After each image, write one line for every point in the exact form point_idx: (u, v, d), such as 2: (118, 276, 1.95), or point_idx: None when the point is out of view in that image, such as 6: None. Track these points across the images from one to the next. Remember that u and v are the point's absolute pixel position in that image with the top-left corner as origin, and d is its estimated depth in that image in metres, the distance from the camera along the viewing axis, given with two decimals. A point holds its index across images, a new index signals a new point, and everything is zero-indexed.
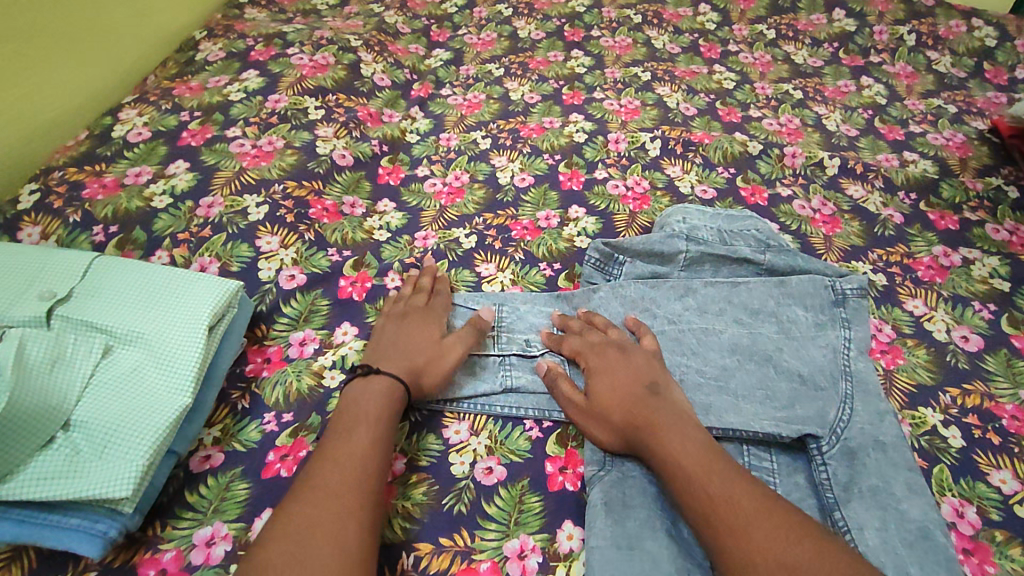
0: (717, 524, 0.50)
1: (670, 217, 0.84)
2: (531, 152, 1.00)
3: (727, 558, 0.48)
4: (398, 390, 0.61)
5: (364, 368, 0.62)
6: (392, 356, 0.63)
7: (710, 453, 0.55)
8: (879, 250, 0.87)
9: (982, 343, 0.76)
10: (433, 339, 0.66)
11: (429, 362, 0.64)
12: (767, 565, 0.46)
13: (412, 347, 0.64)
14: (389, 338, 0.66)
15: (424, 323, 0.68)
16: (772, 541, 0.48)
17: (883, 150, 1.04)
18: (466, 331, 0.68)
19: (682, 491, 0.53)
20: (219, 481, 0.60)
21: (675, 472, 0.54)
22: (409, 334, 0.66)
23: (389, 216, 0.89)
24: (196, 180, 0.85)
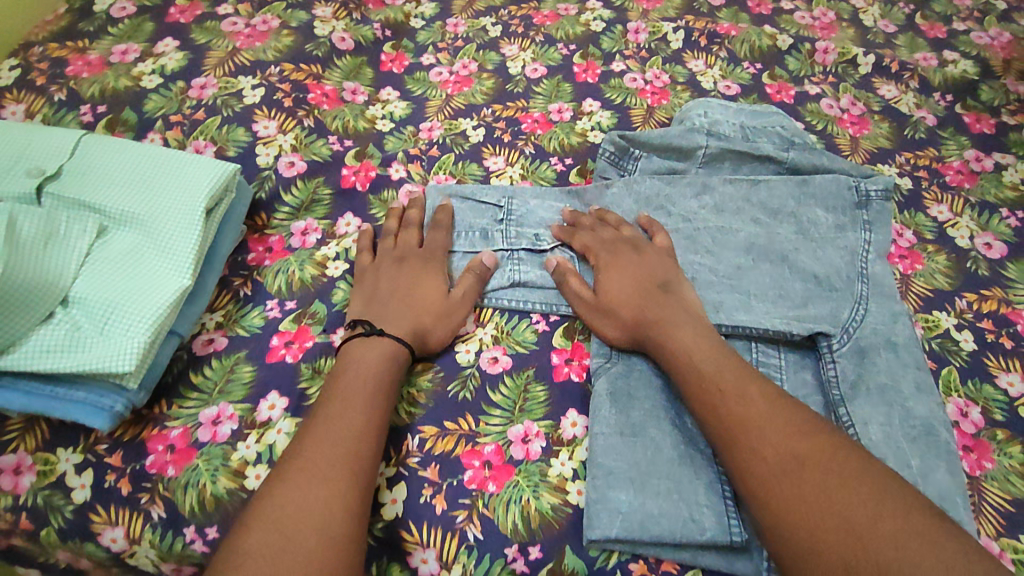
0: (726, 419, 0.49)
1: (690, 111, 0.80)
2: (544, 41, 0.94)
3: (736, 450, 0.48)
4: (401, 351, 0.57)
5: (365, 329, 0.58)
6: (393, 313, 0.59)
7: (721, 350, 0.54)
8: (907, 153, 0.83)
9: (1006, 251, 0.73)
10: (438, 290, 0.62)
11: (435, 322, 0.60)
12: (777, 456, 0.46)
13: (415, 302, 0.60)
14: (389, 291, 0.61)
15: (425, 272, 0.63)
16: (783, 435, 0.47)
17: (922, 49, 0.96)
18: (474, 283, 0.63)
19: (691, 383, 0.53)
20: (223, 364, 0.59)
21: (685, 365, 0.54)
22: (411, 288, 0.62)
23: (392, 105, 0.84)
24: (187, 59, 0.80)
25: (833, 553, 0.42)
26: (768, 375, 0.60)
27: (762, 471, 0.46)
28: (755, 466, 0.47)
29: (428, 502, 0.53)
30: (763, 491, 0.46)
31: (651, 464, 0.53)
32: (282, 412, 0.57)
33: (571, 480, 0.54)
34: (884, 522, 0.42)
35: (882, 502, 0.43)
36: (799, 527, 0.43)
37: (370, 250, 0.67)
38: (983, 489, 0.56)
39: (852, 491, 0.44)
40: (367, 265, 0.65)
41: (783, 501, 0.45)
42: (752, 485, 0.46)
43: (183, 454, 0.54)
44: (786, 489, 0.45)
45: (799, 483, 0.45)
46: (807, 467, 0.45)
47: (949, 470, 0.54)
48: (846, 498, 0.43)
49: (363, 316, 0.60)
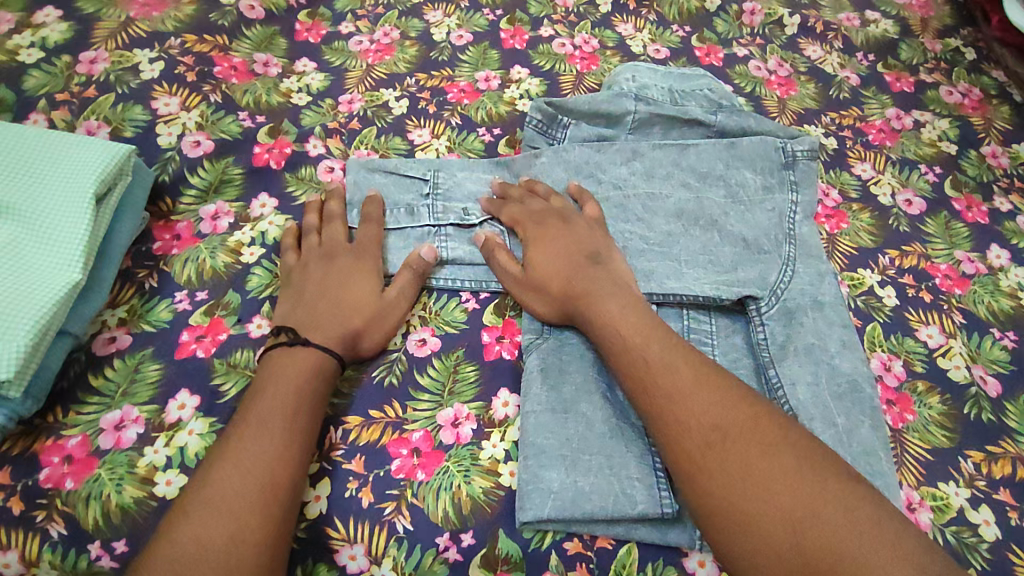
0: (653, 394, 0.49)
1: (619, 75, 0.78)
2: (469, 6, 0.90)
3: (662, 423, 0.47)
4: (329, 362, 0.53)
5: (289, 338, 0.54)
6: (321, 318, 0.55)
7: (650, 322, 0.53)
8: (832, 113, 0.83)
9: (925, 207, 0.75)
10: (370, 291, 0.58)
11: (368, 325, 0.56)
12: (702, 429, 0.46)
13: (346, 304, 0.56)
14: (316, 293, 0.57)
15: (358, 272, 0.59)
16: (708, 407, 0.47)
17: (846, 9, 0.97)
18: (410, 280, 0.60)
19: (619, 355, 0.52)
20: (126, 364, 0.55)
21: (614, 338, 0.53)
22: (340, 288, 0.58)
23: (309, 77, 0.79)
24: (73, 31, 0.73)
25: (754, 526, 0.42)
26: (699, 341, 0.60)
27: (687, 443, 0.46)
28: (680, 438, 0.46)
29: (355, 496, 0.50)
30: (689, 464, 0.45)
31: (582, 440, 0.52)
32: (194, 411, 0.53)
33: (503, 461, 0.53)
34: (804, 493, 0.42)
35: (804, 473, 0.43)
36: (723, 500, 0.43)
37: (295, 248, 0.62)
38: (905, 441, 0.58)
39: (774, 462, 0.44)
40: (293, 265, 0.60)
41: (708, 476, 0.44)
42: (677, 457, 0.46)
43: (83, 464, 0.50)
44: (710, 463, 0.45)
45: (723, 454, 0.45)
46: (731, 439, 0.45)
47: (873, 425, 0.55)
48: (768, 469, 0.43)
49: (288, 322, 0.56)
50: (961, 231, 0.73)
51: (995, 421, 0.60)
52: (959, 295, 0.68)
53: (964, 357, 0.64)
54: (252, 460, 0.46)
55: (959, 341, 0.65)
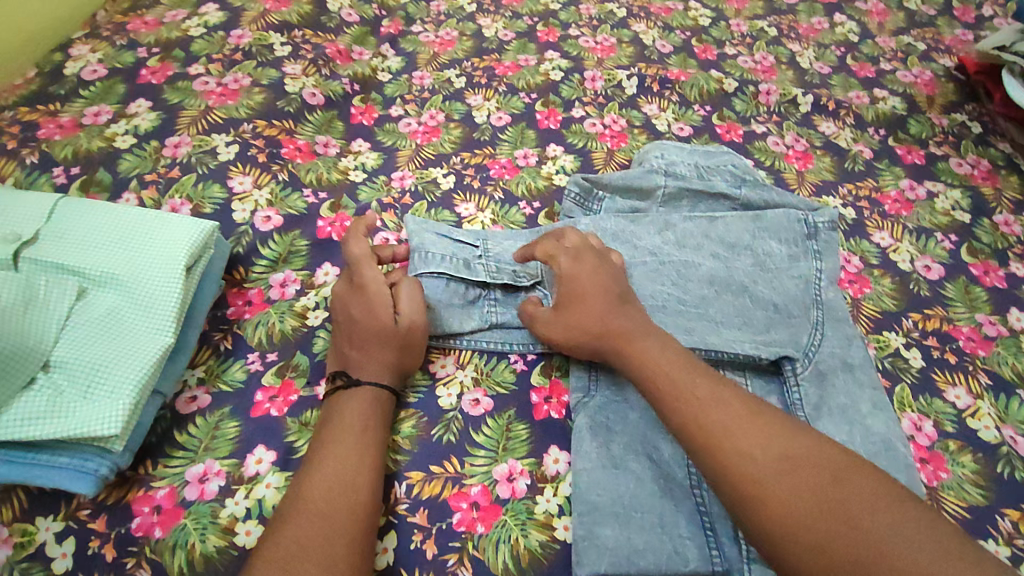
0: (709, 431, 0.51)
1: (649, 153, 0.85)
2: (507, 90, 0.99)
3: (719, 454, 0.49)
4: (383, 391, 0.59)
5: (344, 381, 0.59)
6: (361, 357, 0.60)
7: (691, 366, 0.56)
8: (848, 185, 0.89)
9: (944, 272, 0.79)
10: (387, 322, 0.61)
11: (399, 353, 0.61)
12: (763, 461, 0.48)
13: (375, 339, 0.60)
14: (348, 333, 0.61)
15: (372, 304, 0.61)
16: (763, 439, 0.49)
17: (855, 88, 1.05)
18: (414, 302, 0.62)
19: (666, 392, 0.54)
20: (208, 420, 0.60)
21: (658, 376, 0.55)
22: (363, 324, 0.61)
23: (364, 156, 0.87)
24: (161, 119, 0.81)
25: (828, 552, 0.43)
26: None
27: (748, 470, 0.48)
28: (740, 465, 0.48)
29: (419, 548, 0.54)
30: (753, 490, 0.47)
31: (634, 497, 0.55)
32: (270, 466, 0.57)
33: (557, 516, 0.56)
34: (868, 515, 0.44)
35: (867, 497, 0.46)
36: (794, 527, 0.45)
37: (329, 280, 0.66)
38: (941, 499, 0.60)
39: (836, 487, 0.46)
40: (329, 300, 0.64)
41: (773, 504, 0.46)
42: (740, 485, 0.48)
43: (171, 514, 0.54)
44: (777, 492, 0.46)
45: (785, 478, 0.47)
46: (791, 468, 0.47)
47: (908, 482, 0.58)
48: (832, 490, 0.46)
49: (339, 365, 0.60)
50: (980, 295, 0.77)
51: None
52: (983, 357, 0.71)
53: (993, 417, 0.66)
54: (338, 484, 0.51)
55: (987, 402, 0.67)
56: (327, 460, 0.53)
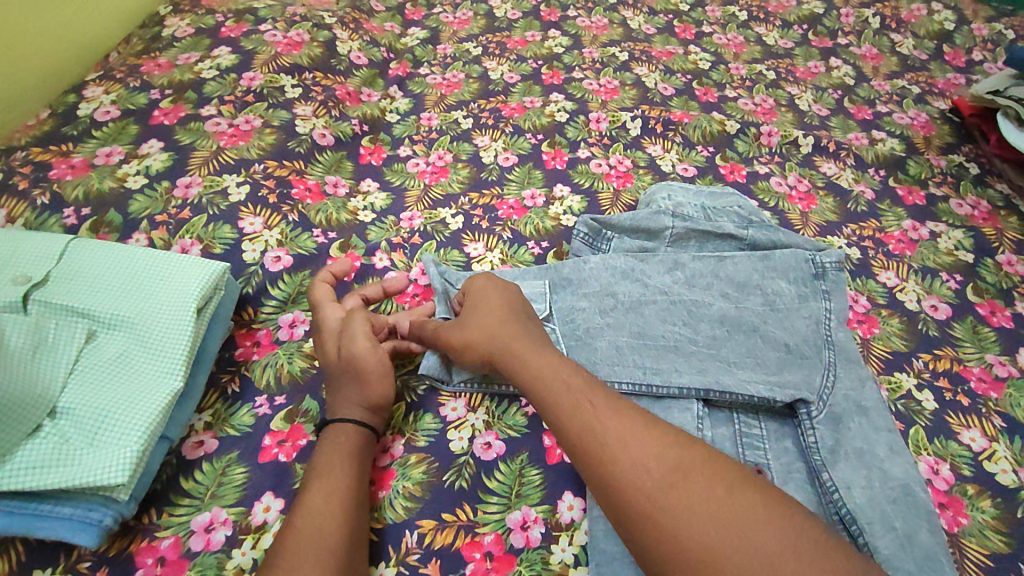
0: (598, 446, 0.49)
1: (655, 194, 0.86)
2: (514, 131, 1.01)
3: (611, 469, 0.47)
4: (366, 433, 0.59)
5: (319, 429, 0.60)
6: (329, 402, 0.61)
7: (579, 378, 0.55)
8: (852, 225, 0.90)
9: (951, 312, 0.79)
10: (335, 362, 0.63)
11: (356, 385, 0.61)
12: (639, 474, 0.46)
13: (332, 380, 0.62)
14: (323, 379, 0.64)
15: (325, 351, 0.65)
16: (644, 449, 0.48)
17: (854, 129, 1.07)
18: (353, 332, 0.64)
19: (559, 408, 0.53)
20: (214, 467, 0.58)
21: (552, 393, 0.55)
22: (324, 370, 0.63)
23: (373, 196, 0.88)
24: (172, 159, 0.82)
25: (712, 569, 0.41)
26: (753, 445, 0.63)
27: (641, 483, 0.46)
28: (635, 480, 0.46)
29: None
30: (648, 506, 0.45)
31: None
32: (278, 514, 0.56)
33: (573, 566, 0.55)
34: (759, 529, 0.42)
35: (754, 509, 0.44)
36: (676, 544, 0.43)
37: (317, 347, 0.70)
38: (963, 546, 0.59)
39: (735, 498, 0.44)
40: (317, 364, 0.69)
41: (654, 519, 0.44)
42: (634, 502, 0.45)
43: (175, 565, 0.52)
44: (661, 499, 0.45)
45: (681, 493, 0.45)
46: (676, 478, 0.46)
47: (931, 529, 0.56)
48: (732, 501, 0.44)
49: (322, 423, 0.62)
50: (988, 335, 0.77)
51: None
52: (995, 398, 0.71)
53: (1010, 460, 0.65)
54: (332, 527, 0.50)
55: (1003, 444, 0.67)
56: (316, 501, 0.51)
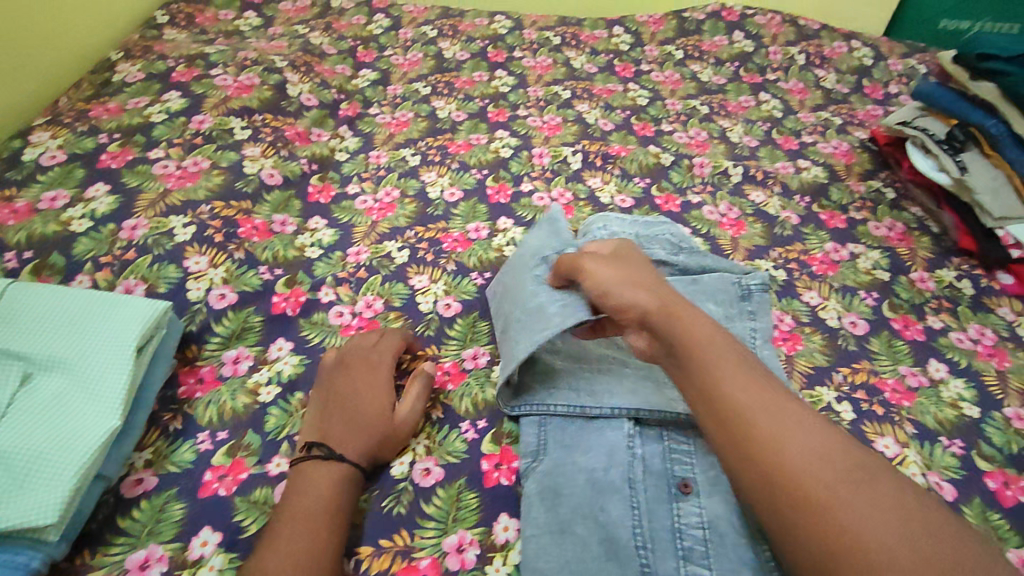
0: (753, 427, 0.47)
1: (592, 225, 0.90)
2: (459, 167, 1.05)
3: (776, 456, 0.45)
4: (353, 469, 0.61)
5: (323, 452, 0.60)
6: (342, 431, 0.62)
7: (746, 359, 0.52)
8: (779, 248, 0.96)
9: (868, 327, 0.85)
10: (383, 409, 0.65)
11: (381, 443, 0.63)
12: (812, 463, 0.44)
13: (362, 420, 0.63)
14: (341, 405, 0.65)
15: (373, 388, 0.66)
16: (826, 443, 0.46)
17: (780, 159, 1.14)
18: (417, 400, 0.67)
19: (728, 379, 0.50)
20: (152, 503, 0.59)
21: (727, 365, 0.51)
22: (355, 403, 0.65)
23: (321, 233, 0.90)
24: (118, 202, 0.83)
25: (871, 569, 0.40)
26: (679, 461, 0.66)
27: (808, 473, 0.44)
28: (821, 469, 0.44)
29: None
30: (827, 499, 0.43)
31: (579, 560, 0.57)
32: (215, 547, 0.57)
33: None
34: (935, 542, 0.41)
35: (914, 517, 0.42)
36: (839, 539, 0.41)
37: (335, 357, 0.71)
38: None
39: (901, 505, 0.42)
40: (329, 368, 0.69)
41: (806, 505, 0.43)
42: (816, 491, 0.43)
43: None
44: (834, 496, 0.43)
45: (859, 491, 0.43)
46: (860, 479, 0.44)
47: None
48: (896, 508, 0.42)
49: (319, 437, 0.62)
50: (902, 348, 0.83)
51: None
52: (908, 407, 0.75)
53: (920, 464, 0.70)
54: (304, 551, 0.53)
55: (914, 450, 0.71)
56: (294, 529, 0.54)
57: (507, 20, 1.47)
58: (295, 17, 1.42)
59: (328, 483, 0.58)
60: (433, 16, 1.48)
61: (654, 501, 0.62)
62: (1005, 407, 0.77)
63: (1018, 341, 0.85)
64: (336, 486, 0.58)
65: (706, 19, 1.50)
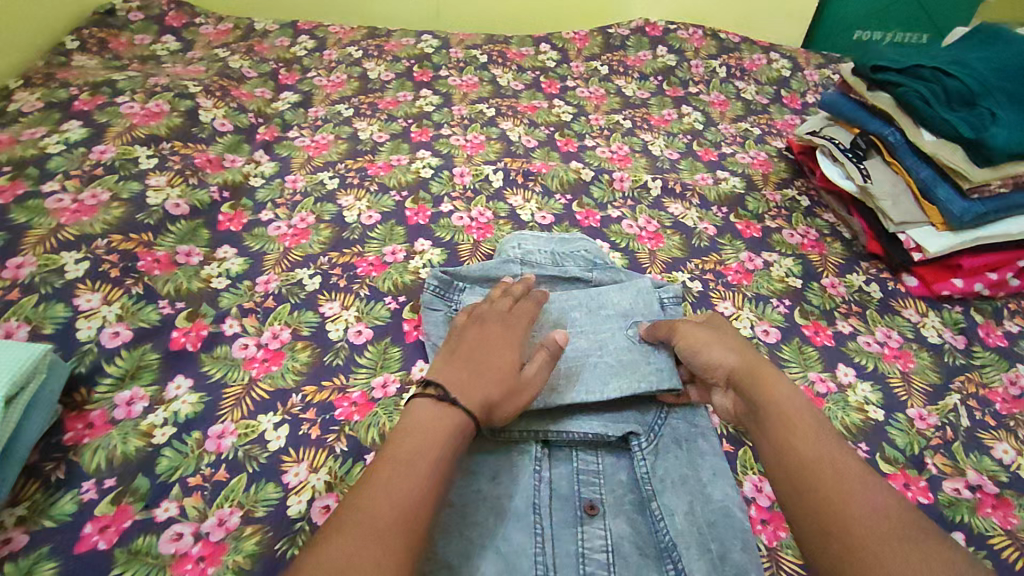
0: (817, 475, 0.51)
1: (507, 244, 0.90)
2: (378, 189, 1.03)
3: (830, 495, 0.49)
4: (466, 425, 0.57)
5: (437, 393, 0.58)
6: (467, 377, 0.60)
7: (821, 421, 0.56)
8: (695, 260, 0.97)
9: (780, 335, 0.86)
10: (511, 366, 0.64)
11: (503, 399, 0.61)
12: (874, 518, 0.47)
13: (493, 373, 0.62)
14: (471, 357, 0.63)
15: (504, 346, 0.66)
16: (877, 495, 0.49)
17: (700, 171, 1.16)
18: (544, 366, 0.66)
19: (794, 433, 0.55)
20: (24, 563, 0.56)
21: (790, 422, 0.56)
22: (489, 356, 0.64)
23: (229, 262, 0.88)
24: (4, 240, 0.78)
25: None
26: (588, 482, 0.66)
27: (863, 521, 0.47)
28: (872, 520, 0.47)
29: None
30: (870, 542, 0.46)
31: None
32: None
33: None
34: None
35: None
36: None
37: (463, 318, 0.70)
38: (780, 559, 0.63)
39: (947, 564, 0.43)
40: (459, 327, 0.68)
41: (853, 555, 0.45)
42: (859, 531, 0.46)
43: None
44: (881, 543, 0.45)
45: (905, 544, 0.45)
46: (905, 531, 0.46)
47: (744, 547, 0.60)
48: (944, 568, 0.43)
49: (440, 378, 0.60)
50: (812, 354, 0.84)
51: None
52: None
53: None
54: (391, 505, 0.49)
55: None
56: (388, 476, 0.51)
57: (433, 40, 1.47)
58: (215, 40, 1.39)
59: (445, 435, 0.55)
60: (358, 37, 1.46)
61: (559, 525, 0.62)
62: (909, 408, 0.78)
63: (922, 341, 0.88)
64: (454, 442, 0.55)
65: (631, 35, 1.52)
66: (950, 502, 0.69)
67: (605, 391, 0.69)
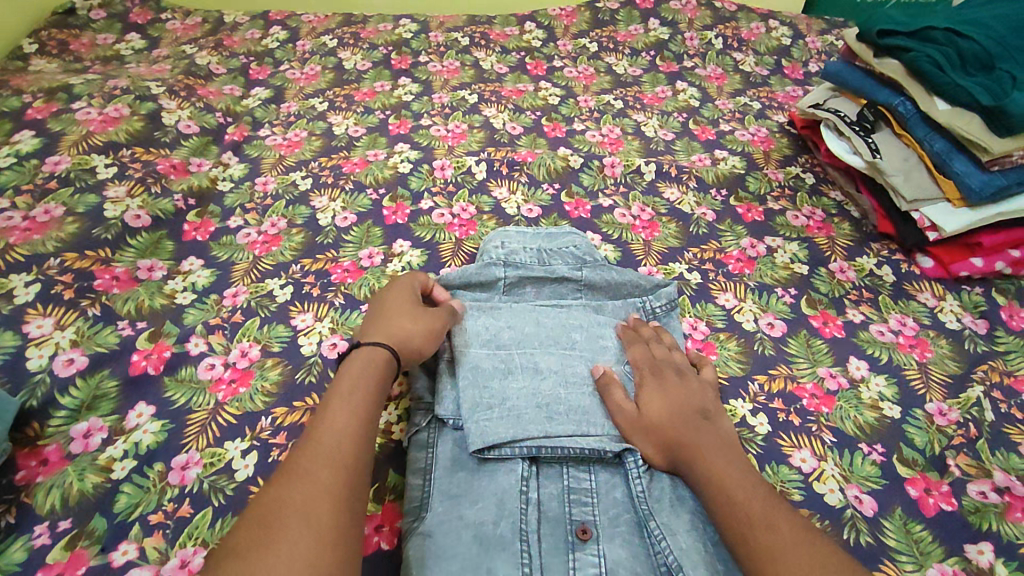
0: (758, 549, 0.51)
1: (490, 243, 0.84)
2: (354, 188, 0.98)
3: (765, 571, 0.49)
4: (384, 358, 0.61)
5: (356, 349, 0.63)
6: (377, 331, 0.65)
7: (753, 485, 0.56)
8: (693, 248, 0.91)
9: (786, 328, 0.80)
10: (408, 309, 0.68)
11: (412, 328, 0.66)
12: None
13: (392, 319, 0.67)
14: (376, 321, 0.67)
15: (395, 299, 0.70)
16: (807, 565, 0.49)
17: (697, 151, 1.09)
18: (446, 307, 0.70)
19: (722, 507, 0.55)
20: None
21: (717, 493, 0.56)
22: (386, 311, 0.68)
23: (194, 275, 0.82)
24: None
25: None
26: (581, 501, 0.61)
27: None
28: None
29: None
30: None
31: None
32: None
33: None
34: None
35: None
36: None
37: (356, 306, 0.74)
38: None
39: None
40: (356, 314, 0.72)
41: None
42: None
43: None
44: None
45: None
46: None
47: None
48: None
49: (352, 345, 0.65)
50: (821, 348, 0.78)
51: (874, 542, 0.60)
52: (827, 413, 0.71)
53: (838, 478, 0.65)
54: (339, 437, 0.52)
55: (831, 463, 0.66)
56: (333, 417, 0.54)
57: (412, 23, 1.40)
58: (183, 35, 1.32)
59: (369, 369, 0.60)
60: (334, 24, 1.39)
61: (548, 553, 0.57)
62: (928, 403, 0.73)
63: (940, 328, 0.81)
64: (368, 372, 0.59)
65: (620, 8, 1.44)
66: (975, 508, 0.63)
67: (604, 427, 0.65)
